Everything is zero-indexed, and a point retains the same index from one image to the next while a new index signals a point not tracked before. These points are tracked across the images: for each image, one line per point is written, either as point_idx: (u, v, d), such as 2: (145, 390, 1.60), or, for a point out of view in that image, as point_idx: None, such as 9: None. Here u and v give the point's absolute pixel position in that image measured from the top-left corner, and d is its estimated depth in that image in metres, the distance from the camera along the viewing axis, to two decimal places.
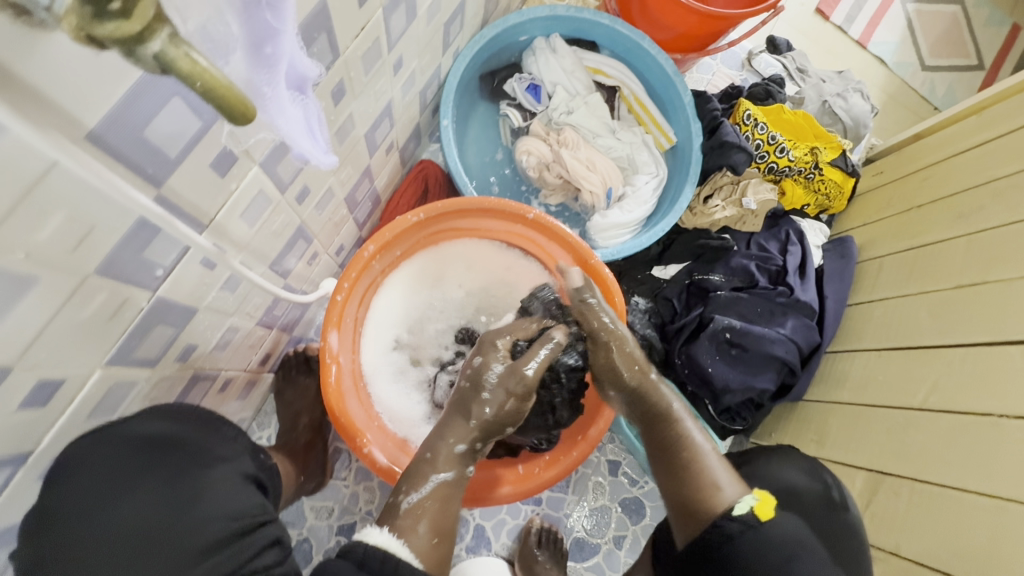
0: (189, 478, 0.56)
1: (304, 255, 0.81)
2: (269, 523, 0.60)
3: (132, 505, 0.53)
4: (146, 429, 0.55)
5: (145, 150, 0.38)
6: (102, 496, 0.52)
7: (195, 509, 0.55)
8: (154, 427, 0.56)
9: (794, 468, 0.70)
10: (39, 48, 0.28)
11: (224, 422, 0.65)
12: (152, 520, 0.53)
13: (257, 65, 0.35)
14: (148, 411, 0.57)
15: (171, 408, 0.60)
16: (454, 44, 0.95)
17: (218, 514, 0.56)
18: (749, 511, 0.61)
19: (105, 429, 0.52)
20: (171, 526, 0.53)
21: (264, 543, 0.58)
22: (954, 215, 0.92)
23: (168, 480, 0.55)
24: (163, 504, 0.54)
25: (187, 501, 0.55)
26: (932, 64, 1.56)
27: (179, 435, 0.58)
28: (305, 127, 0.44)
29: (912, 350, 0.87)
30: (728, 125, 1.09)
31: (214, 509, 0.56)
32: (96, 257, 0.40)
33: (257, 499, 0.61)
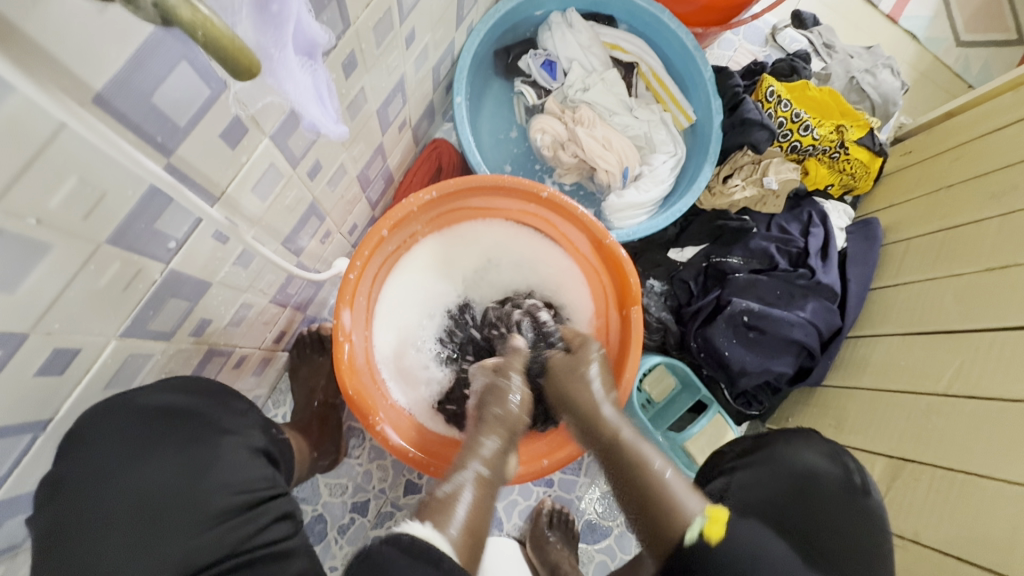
0: (200, 448, 0.55)
1: (317, 233, 0.80)
2: (279, 497, 0.59)
3: (143, 475, 0.52)
4: (159, 400, 0.54)
5: (154, 117, 0.38)
6: (121, 463, 0.51)
7: (202, 480, 0.54)
8: (167, 398, 0.55)
9: (815, 451, 0.66)
10: (44, 3, 0.28)
11: (236, 396, 0.62)
12: (160, 489, 0.52)
13: (263, 24, 0.34)
14: (166, 382, 0.56)
15: (186, 379, 0.58)
16: (468, 18, 0.93)
17: (224, 486, 0.54)
18: (699, 534, 0.60)
19: (117, 400, 0.52)
20: (184, 493, 0.53)
21: (272, 518, 0.56)
22: (987, 195, 0.88)
23: (179, 451, 0.54)
24: (177, 472, 0.53)
25: (195, 473, 0.54)
26: (967, 40, 1.49)
27: (189, 407, 0.56)
28: (314, 94, 0.42)
29: (938, 335, 0.84)
30: (750, 101, 1.05)
31: (221, 482, 0.54)
32: (108, 225, 0.40)
33: (267, 473, 0.59)
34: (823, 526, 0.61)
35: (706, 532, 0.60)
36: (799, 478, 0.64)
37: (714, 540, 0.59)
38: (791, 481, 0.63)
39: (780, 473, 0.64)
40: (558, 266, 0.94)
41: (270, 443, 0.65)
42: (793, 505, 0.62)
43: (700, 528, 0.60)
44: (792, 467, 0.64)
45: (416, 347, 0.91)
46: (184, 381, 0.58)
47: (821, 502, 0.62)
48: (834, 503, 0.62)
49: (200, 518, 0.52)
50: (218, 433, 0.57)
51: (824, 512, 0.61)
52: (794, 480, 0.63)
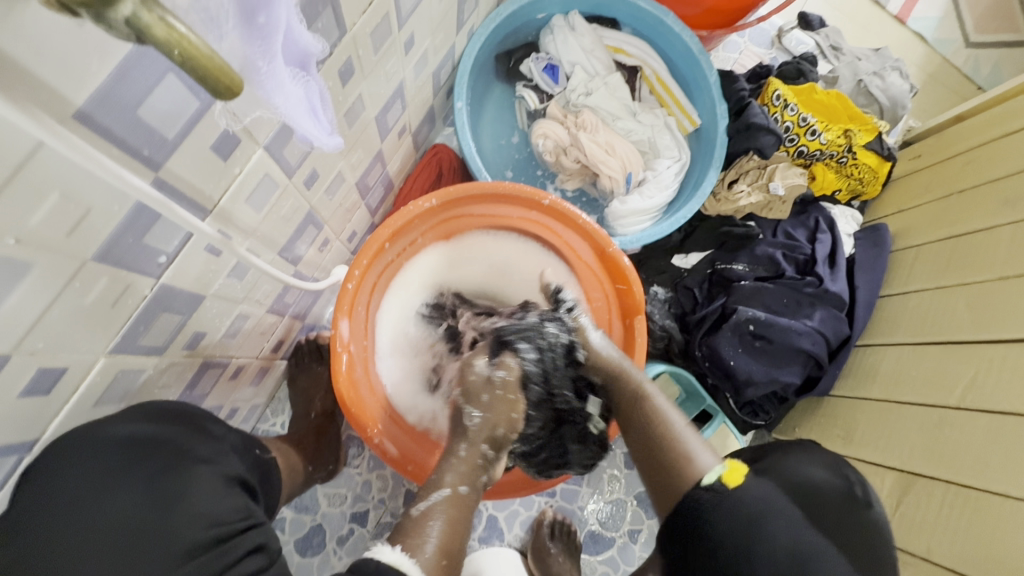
0: (171, 478, 0.54)
1: (315, 241, 0.79)
2: (253, 528, 0.57)
3: (114, 507, 0.50)
4: (134, 428, 0.53)
5: (140, 131, 0.36)
6: (93, 496, 0.50)
7: (176, 512, 0.52)
8: (141, 427, 0.54)
9: (814, 464, 0.63)
10: (17, 17, 0.26)
11: (211, 422, 0.63)
12: (133, 521, 0.50)
13: (250, 36, 0.33)
14: (135, 409, 0.55)
15: (157, 405, 0.58)
16: (468, 22, 0.92)
17: (199, 517, 0.53)
18: (716, 479, 0.63)
19: (85, 431, 0.50)
20: (156, 525, 0.51)
21: (246, 550, 0.55)
22: (999, 201, 0.86)
23: (151, 481, 0.52)
24: (149, 503, 0.51)
25: (167, 503, 0.52)
26: (977, 40, 1.47)
27: (162, 435, 0.55)
28: (307, 106, 0.41)
29: (951, 346, 0.82)
30: (755, 105, 1.03)
31: (191, 514, 0.53)
32: (94, 242, 0.39)
33: (239, 504, 0.58)
34: (819, 533, 0.57)
35: (723, 478, 0.63)
36: (797, 486, 0.61)
37: (730, 485, 0.62)
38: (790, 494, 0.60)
39: (778, 484, 0.61)
40: (560, 276, 0.93)
41: (244, 471, 0.64)
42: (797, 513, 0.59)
43: (717, 476, 0.63)
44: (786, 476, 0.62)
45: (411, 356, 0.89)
46: (162, 411, 0.58)
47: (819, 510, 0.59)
48: (838, 513, 0.59)
49: (166, 555, 0.50)
50: (190, 462, 0.56)
51: (833, 521, 0.59)
52: (793, 489, 0.61)
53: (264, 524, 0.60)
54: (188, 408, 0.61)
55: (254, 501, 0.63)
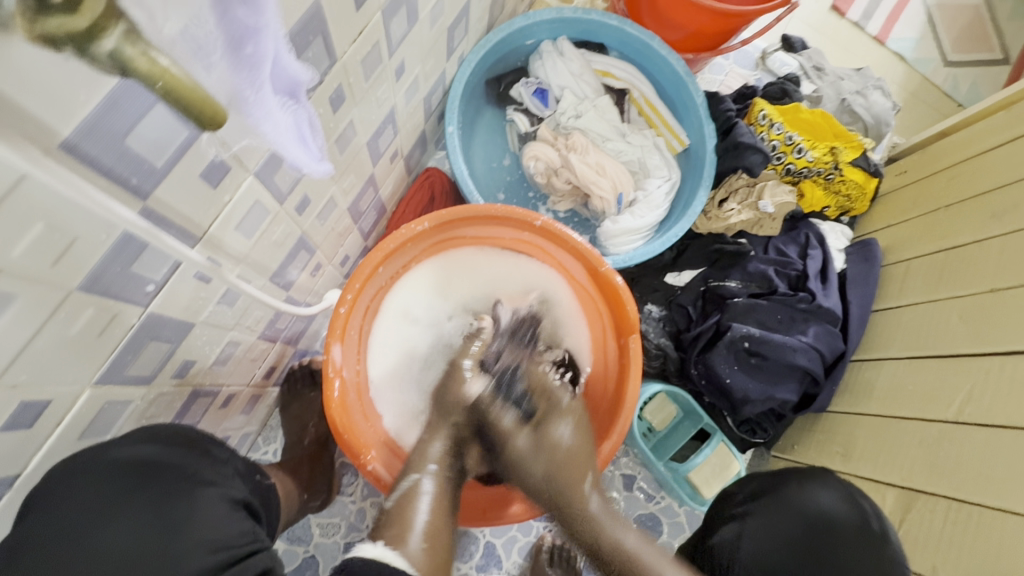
0: (171, 504, 0.51)
1: (307, 266, 0.79)
2: (260, 551, 0.56)
3: (110, 534, 0.48)
4: (133, 452, 0.52)
5: (127, 161, 0.36)
6: (89, 528, 0.48)
7: (175, 540, 0.50)
8: (141, 450, 0.52)
9: (828, 492, 0.63)
10: (1, 49, 0.26)
11: (215, 444, 0.60)
12: (129, 552, 0.48)
13: (237, 66, 0.33)
14: (136, 432, 0.54)
15: (161, 427, 0.56)
16: (459, 49, 0.94)
17: (201, 544, 0.51)
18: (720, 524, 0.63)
19: (86, 455, 0.49)
20: (156, 554, 0.49)
21: (253, 575, 0.53)
22: (987, 215, 0.87)
23: (150, 508, 0.50)
24: (148, 531, 0.49)
25: (168, 531, 0.50)
26: (955, 60, 1.52)
27: (163, 458, 0.53)
28: (295, 134, 0.41)
29: (946, 359, 0.82)
30: (743, 125, 1.06)
31: (197, 540, 0.51)
32: (79, 272, 0.38)
33: (247, 526, 0.56)
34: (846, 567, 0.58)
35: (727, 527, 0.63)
36: (814, 517, 0.61)
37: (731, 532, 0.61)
38: (803, 522, 0.61)
39: (791, 515, 0.61)
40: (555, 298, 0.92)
41: (250, 492, 0.62)
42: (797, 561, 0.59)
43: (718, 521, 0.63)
44: (798, 506, 0.62)
45: (410, 376, 0.88)
46: (160, 433, 0.56)
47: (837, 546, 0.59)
48: (851, 544, 0.59)
49: None
50: (194, 485, 0.54)
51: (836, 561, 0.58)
52: (804, 520, 0.61)
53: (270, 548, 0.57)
54: (192, 430, 0.59)
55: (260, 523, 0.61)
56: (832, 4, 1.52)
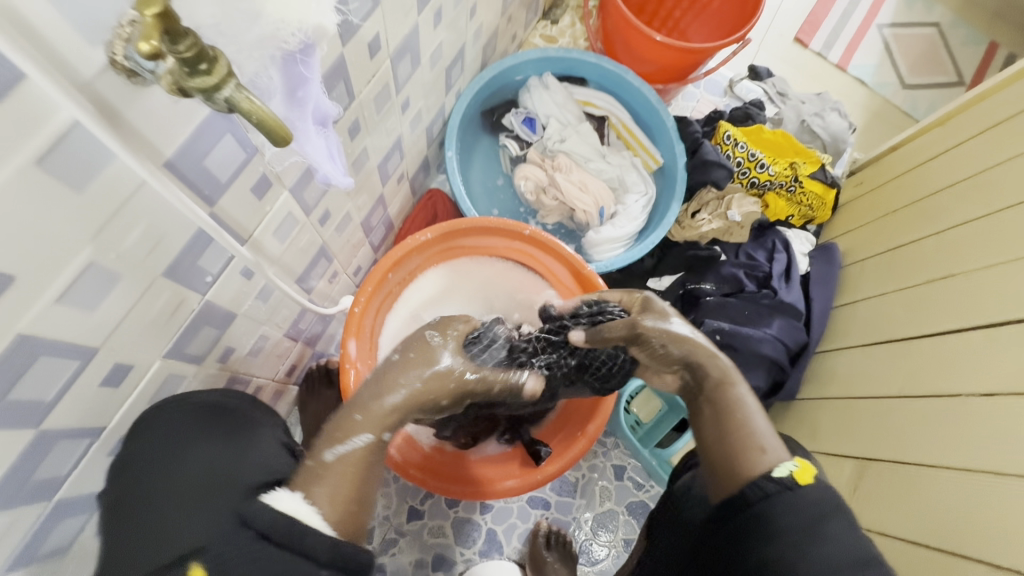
0: (239, 436, 0.66)
1: (325, 274, 0.91)
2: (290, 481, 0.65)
3: (197, 454, 0.63)
4: (207, 397, 0.66)
5: (203, 175, 0.48)
6: (174, 453, 0.61)
7: (242, 460, 0.64)
8: (213, 397, 0.67)
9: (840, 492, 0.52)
10: (140, 97, 0.38)
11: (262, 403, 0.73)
12: (208, 468, 0.62)
13: (291, 105, 0.45)
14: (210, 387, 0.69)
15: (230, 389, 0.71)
16: (455, 86, 1.08)
17: (262, 467, 0.64)
18: (788, 474, 0.52)
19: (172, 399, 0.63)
20: (229, 470, 0.62)
21: None
22: (925, 216, 0.99)
23: (221, 439, 0.65)
24: (222, 454, 0.64)
25: (236, 455, 0.64)
26: (912, 83, 1.66)
27: (227, 404, 0.68)
28: (326, 153, 0.54)
29: (892, 343, 0.92)
30: (708, 145, 1.19)
31: (258, 464, 0.64)
32: (165, 260, 0.50)
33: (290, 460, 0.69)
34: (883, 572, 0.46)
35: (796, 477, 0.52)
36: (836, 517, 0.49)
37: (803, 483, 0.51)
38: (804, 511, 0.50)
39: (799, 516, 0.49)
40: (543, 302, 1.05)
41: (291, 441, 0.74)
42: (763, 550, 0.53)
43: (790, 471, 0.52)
44: (826, 495, 0.51)
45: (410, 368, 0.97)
46: (220, 393, 0.69)
47: (839, 538, 0.48)
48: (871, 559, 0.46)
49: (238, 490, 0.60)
50: (252, 427, 0.69)
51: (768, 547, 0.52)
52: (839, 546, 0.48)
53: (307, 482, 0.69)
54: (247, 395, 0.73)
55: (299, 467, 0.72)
56: (795, 36, 1.67)
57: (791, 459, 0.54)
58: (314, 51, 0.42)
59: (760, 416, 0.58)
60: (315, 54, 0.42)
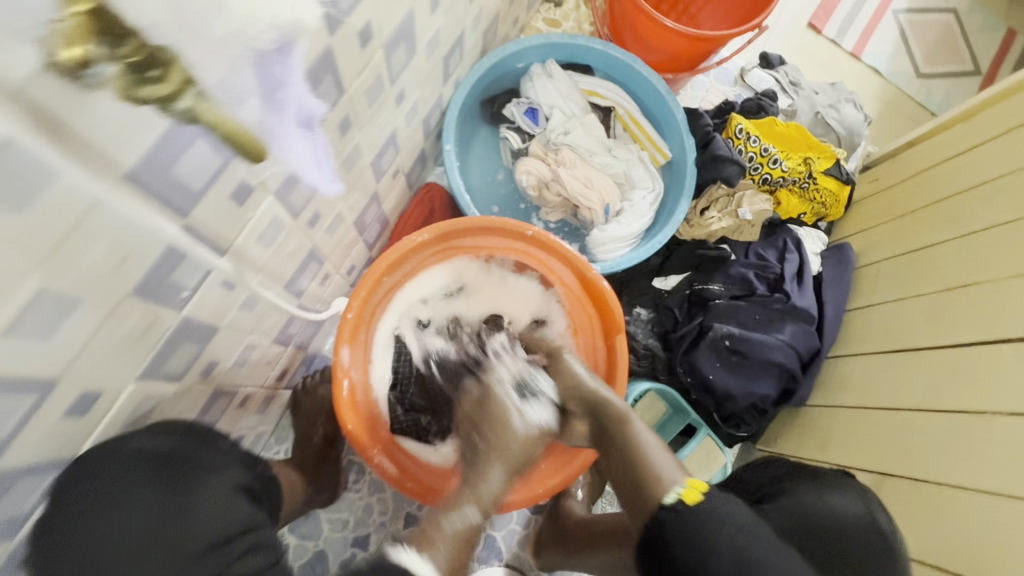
0: (184, 488, 0.59)
1: (317, 276, 0.86)
2: (254, 530, 0.62)
3: (121, 518, 0.54)
4: (153, 444, 0.57)
5: (171, 186, 0.43)
6: (104, 513, 0.54)
7: (186, 518, 0.57)
8: (157, 442, 0.58)
9: (846, 497, 0.70)
10: (90, 104, 0.32)
11: (218, 434, 0.66)
12: (144, 532, 0.55)
13: (270, 111, 0.38)
14: (152, 426, 0.59)
15: (178, 423, 0.62)
16: (454, 74, 1.01)
17: (210, 523, 0.58)
18: (676, 498, 0.68)
19: (109, 447, 0.54)
20: (167, 532, 0.56)
21: (245, 550, 0.59)
22: (947, 220, 0.94)
23: (166, 493, 0.57)
24: (158, 516, 0.56)
25: (175, 515, 0.57)
26: (927, 72, 1.60)
27: (173, 450, 0.59)
28: (313, 161, 0.49)
29: (908, 352, 0.89)
30: (719, 140, 1.14)
31: (205, 520, 0.58)
32: (132, 279, 0.45)
33: (246, 510, 0.62)
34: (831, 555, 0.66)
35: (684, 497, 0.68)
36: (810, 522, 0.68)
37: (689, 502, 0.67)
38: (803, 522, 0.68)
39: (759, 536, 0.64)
40: (552, 312, 0.98)
41: (253, 480, 0.67)
42: (812, 540, 0.66)
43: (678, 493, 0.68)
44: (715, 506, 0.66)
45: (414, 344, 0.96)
46: (173, 427, 0.61)
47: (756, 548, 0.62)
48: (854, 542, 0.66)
49: (184, 553, 0.55)
50: (195, 477, 0.60)
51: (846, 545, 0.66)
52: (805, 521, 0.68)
53: (267, 530, 0.64)
54: (195, 424, 0.64)
55: (263, 509, 0.67)
56: (807, 21, 1.60)
57: (684, 481, 0.70)
58: (300, 46, 0.36)
59: (660, 453, 0.74)
60: (292, 69, 0.36)
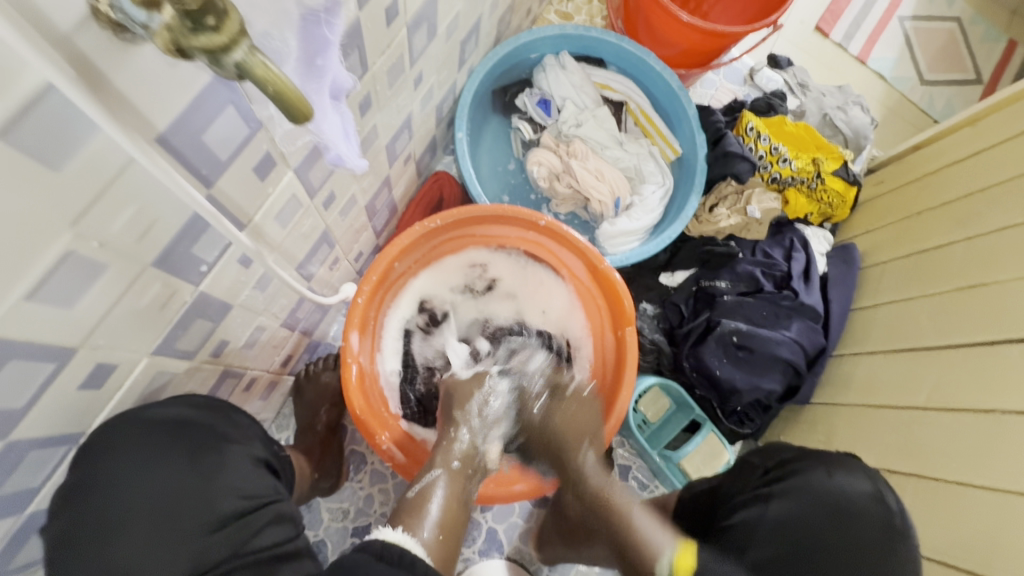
0: (206, 456, 0.59)
1: (326, 260, 0.85)
2: (276, 501, 0.63)
3: (152, 480, 0.56)
4: (168, 414, 0.57)
5: (201, 153, 0.41)
6: (127, 477, 0.54)
7: (210, 484, 0.58)
8: (175, 411, 0.58)
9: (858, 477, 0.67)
10: (130, 58, 0.32)
11: (236, 409, 0.66)
12: (171, 493, 0.56)
13: (307, 75, 0.40)
14: (173, 398, 0.59)
15: (202, 398, 0.62)
16: (468, 61, 1.00)
17: (230, 491, 0.59)
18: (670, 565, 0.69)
19: (130, 415, 0.53)
20: (191, 494, 0.57)
21: (270, 519, 0.61)
22: (953, 221, 0.95)
23: (186, 460, 0.58)
24: (184, 478, 0.57)
25: (203, 478, 0.58)
26: (930, 79, 1.61)
27: (192, 419, 0.59)
28: (342, 132, 0.48)
29: (914, 351, 0.89)
30: (731, 136, 1.14)
31: (226, 486, 0.59)
32: (155, 248, 0.43)
33: (269, 482, 0.64)
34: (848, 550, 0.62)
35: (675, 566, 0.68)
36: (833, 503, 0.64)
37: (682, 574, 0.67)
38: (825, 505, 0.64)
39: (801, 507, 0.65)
40: (569, 313, 0.98)
41: (271, 455, 0.69)
42: (815, 534, 0.63)
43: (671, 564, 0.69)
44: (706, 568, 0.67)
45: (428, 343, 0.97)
46: (194, 401, 0.61)
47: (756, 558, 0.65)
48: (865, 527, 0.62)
49: (204, 521, 0.57)
50: (217, 445, 0.61)
51: (856, 542, 0.62)
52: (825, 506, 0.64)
53: (287, 500, 0.65)
54: (212, 397, 0.64)
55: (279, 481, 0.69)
56: (815, 24, 1.61)
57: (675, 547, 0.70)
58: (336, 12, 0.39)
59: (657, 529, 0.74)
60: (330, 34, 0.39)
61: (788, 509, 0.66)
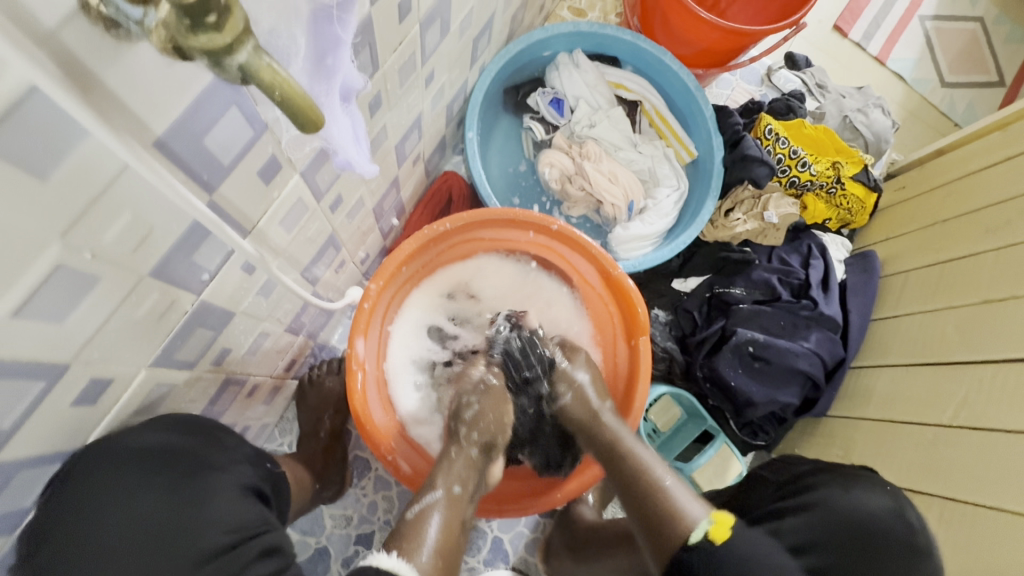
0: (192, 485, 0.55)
1: (332, 263, 0.82)
2: (266, 532, 0.60)
3: (133, 511, 0.52)
4: (154, 439, 0.53)
5: (201, 158, 0.39)
6: (110, 503, 0.51)
7: (195, 515, 0.54)
8: (162, 437, 0.54)
9: (876, 493, 0.63)
10: (125, 55, 0.29)
11: (223, 432, 0.64)
12: (152, 527, 0.52)
13: (317, 77, 0.37)
14: (155, 420, 0.55)
15: (187, 420, 0.59)
16: (480, 58, 0.97)
17: (216, 524, 0.55)
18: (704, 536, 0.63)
19: (105, 442, 0.50)
20: (176, 525, 0.53)
21: (259, 552, 0.57)
22: (980, 231, 0.92)
23: (168, 489, 0.54)
24: (167, 508, 0.53)
25: (188, 507, 0.54)
26: (951, 81, 1.57)
27: (180, 445, 0.56)
28: (351, 134, 0.45)
29: (940, 366, 0.86)
30: (750, 139, 1.10)
31: (208, 520, 0.55)
32: (152, 258, 0.41)
33: (257, 511, 0.60)
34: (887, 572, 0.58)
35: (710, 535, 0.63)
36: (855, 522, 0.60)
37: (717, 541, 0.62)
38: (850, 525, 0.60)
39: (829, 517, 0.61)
40: (581, 322, 0.94)
41: (260, 479, 0.66)
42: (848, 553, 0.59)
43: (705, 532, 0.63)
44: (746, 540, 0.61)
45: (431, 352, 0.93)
46: (179, 420, 0.58)
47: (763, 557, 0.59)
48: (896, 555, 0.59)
49: (188, 559, 0.52)
50: (206, 472, 0.57)
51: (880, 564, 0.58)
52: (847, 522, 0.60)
53: (278, 529, 0.62)
54: (200, 420, 0.61)
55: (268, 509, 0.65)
56: (834, 24, 1.57)
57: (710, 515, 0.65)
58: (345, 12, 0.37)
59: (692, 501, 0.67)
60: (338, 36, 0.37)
61: (807, 521, 0.63)
